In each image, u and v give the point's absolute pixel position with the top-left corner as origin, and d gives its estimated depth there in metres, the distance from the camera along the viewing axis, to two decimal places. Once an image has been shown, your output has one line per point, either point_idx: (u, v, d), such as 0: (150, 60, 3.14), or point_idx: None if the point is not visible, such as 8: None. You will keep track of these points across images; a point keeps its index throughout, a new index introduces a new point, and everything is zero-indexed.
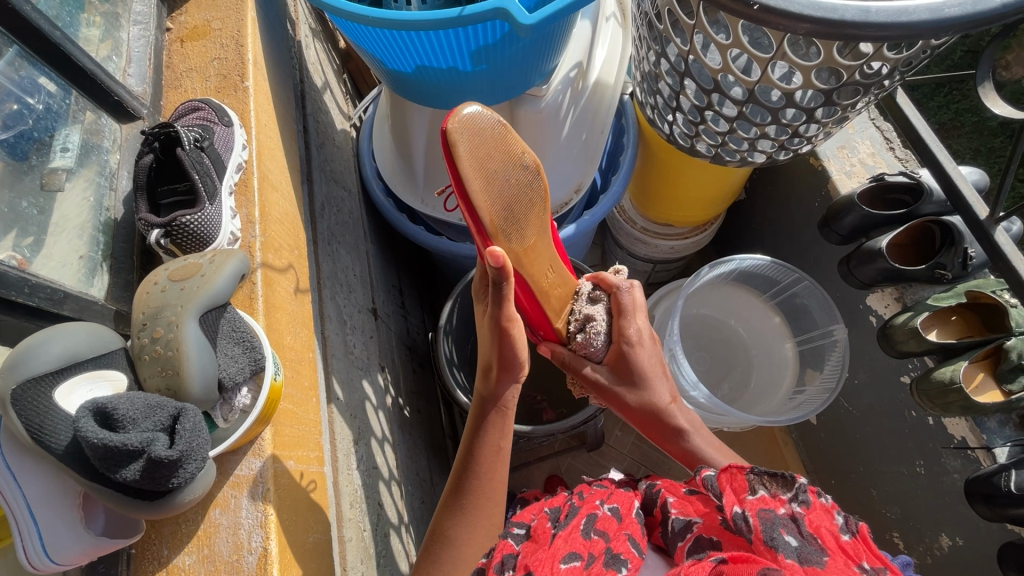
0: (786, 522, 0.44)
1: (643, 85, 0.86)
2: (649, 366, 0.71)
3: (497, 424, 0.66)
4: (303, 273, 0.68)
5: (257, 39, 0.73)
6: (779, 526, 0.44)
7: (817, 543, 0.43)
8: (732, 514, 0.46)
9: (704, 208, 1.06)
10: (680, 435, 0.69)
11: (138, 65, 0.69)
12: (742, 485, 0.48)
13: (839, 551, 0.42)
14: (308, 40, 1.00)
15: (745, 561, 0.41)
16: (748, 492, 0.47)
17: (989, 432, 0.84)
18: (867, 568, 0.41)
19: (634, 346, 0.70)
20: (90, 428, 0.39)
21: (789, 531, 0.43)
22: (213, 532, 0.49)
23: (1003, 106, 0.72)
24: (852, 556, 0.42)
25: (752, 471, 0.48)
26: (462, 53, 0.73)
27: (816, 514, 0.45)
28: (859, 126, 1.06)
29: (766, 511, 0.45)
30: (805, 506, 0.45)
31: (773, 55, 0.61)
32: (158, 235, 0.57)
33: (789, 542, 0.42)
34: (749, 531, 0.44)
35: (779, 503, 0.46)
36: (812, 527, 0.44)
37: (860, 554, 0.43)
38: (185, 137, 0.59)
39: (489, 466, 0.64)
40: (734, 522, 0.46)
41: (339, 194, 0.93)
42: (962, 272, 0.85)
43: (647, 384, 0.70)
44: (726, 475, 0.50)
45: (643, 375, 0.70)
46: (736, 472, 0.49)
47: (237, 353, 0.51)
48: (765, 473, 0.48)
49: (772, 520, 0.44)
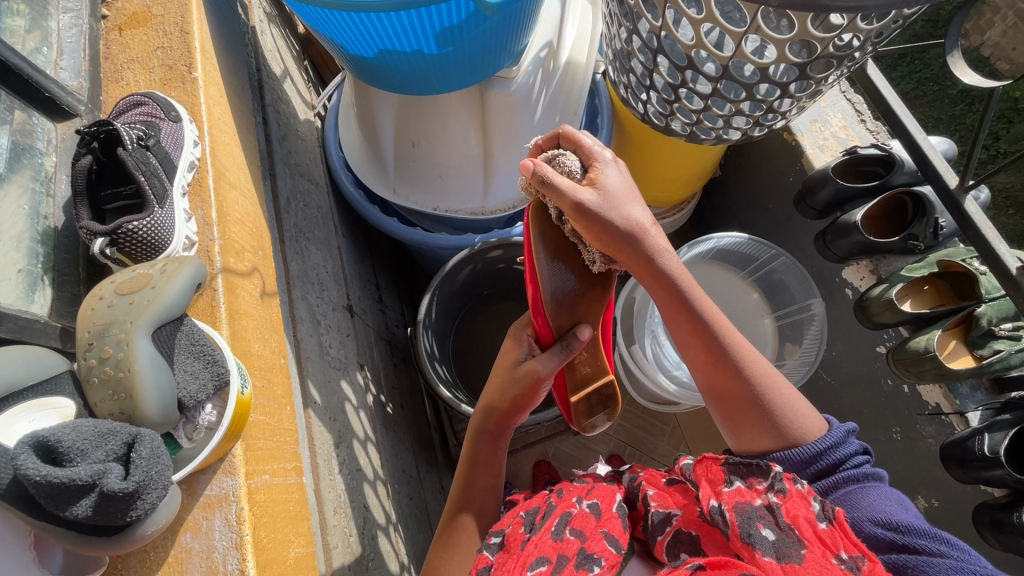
0: (762, 514, 0.43)
1: (615, 63, 0.83)
2: (628, 185, 0.55)
3: (487, 460, 0.64)
4: (269, 275, 0.65)
5: (204, 26, 0.68)
6: (755, 519, 0.43)
7: (794, 534, 0.41)
8: (709, 508, 0.45)
9: (681, 186, 1.05)
10: (664, 263, 0.54)
11: (71, 57, 0.64)
12: (718, 476, 0.48)
13: (815, 541, 0.40)
14: (264, 26, 0.95)
15: (722, 566, 0.41)
16: (724, 484, 0.47)
17: (962, 397, 0.86)
18: (846, 559, 0.39)
19: (610, 162, 0.56)
20: (31, 465, 0.36)
21: (766, 523, 0.42)
22: (185, 558, 0.47)
23: (972, 74, 0.72)
24: (829, 546, 0.40)
25: (728, 463, 0.49)
26: (427, 35, 0.70)
27: (792, 503, 0.43)
28: (830, 100, 1.06)
29: (742, 504, 0.44)
30: (780, 495, 0.44)
31: (747, 28, 0.60)
32: (102, 244, 0.52)
33: (766, 537, 0.41)
34: (726, 525, 0.43)
35: (755, 493, 0.45)
36: (788, 516, 0.42)
37: (837, 543, 0.40)
38: (127, 135, 0.55)
39: (478, 489, 0.62)
40: (711, 516, 0.45)
41: (305, 188, 0.89)
42: (934, 241, 0.86)
43: (622, 202, 0.53)
44: (702, 467, 0.50)
45: (621, 197, 0.54)
46: (710, 463, 0.49)
47: (198, 369, 0.48)
48: (741, 465, 0.49)
49: (748, 514, 0.43)
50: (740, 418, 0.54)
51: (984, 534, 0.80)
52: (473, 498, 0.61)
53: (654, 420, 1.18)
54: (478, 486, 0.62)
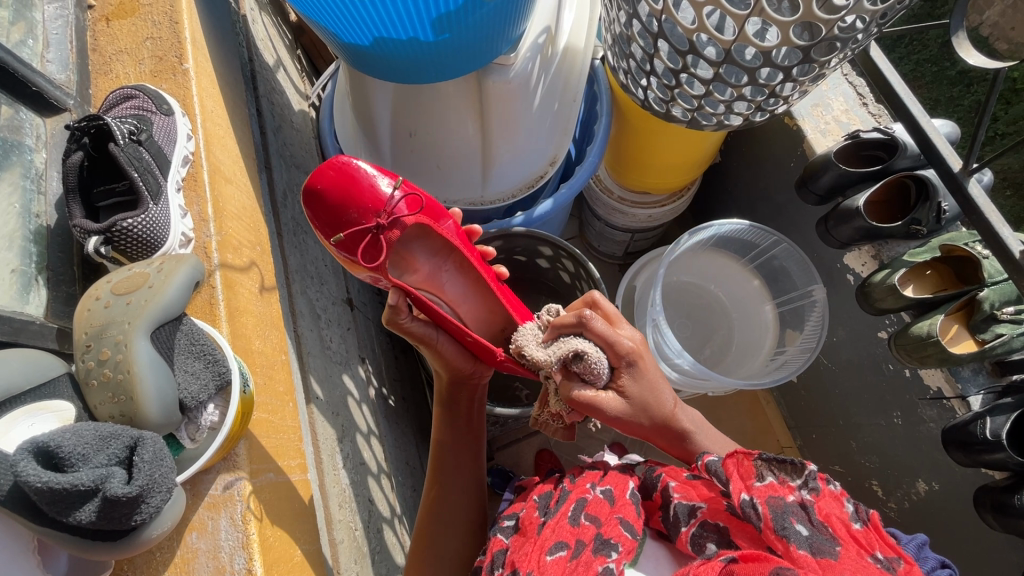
0: (796, 509, 0.43)
1: (614, 48, 0.82)
2: (656, 375, 0.60)
3: (456, 462, 0.66)
4: (268, 270, 0.64)
5: (194, 15, 0.66)
6: (789, 514, 0.42)
7: (828, 531, 0.42)
8: (740, 501, 0.45)
9: (681, 173, 1.04)
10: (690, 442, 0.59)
11: (58, 49, 0.62)
12: (748, 471, 0.47)
13: (850, 541, 0.41)
14: (255, 14, 0.92)
15: (756, 559, 0.39)
16: (755, 479, 0.46)
17: (965, 381, 0.86)
18: (881, 559, 0.40)
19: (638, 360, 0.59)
20: (32, 471, 0.35)
21: (799, 518, 0.42)
22: (191, 558, 0.47)
23: (977, 55, 0.72)
24: (863, 546, 0.41)
25: (759, 457, 0.47)
26: (423, 21, 0.68)
27: (825, 502, 0.43)
28: (831, 83, 1.04)
29: (775, 498, 0.44)
30: (814, 493, 0.44)
31: (750, 11, 0.58)
32: (96, 243, 0.52)
33: (800, 531, 0.41)
34: (759, 518, 0.43)
35: (788, 490, 0.45)
36: (821, 514, 0.43)
37: (872, 543, 0.41)
38: (118, 130, 0.55)
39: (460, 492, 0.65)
40: (742, 509, 0.45)
41: (301, 180, 0.87)
42: (937, 226, 0.85)
43: (655, 395, 0.58)
44: (733, 461, 0.49)
45: (653, 393, 0.58)
46: (742, 458, 0.48)
47: (199, 369, 0.47)
48: (773, 458, 0.46)
49: (782, 508, 0.43)
50: None
51: (985, 517, 0.80)
52: (453, 485, 0.65)
53: None
54: (460, 474, 0.66)
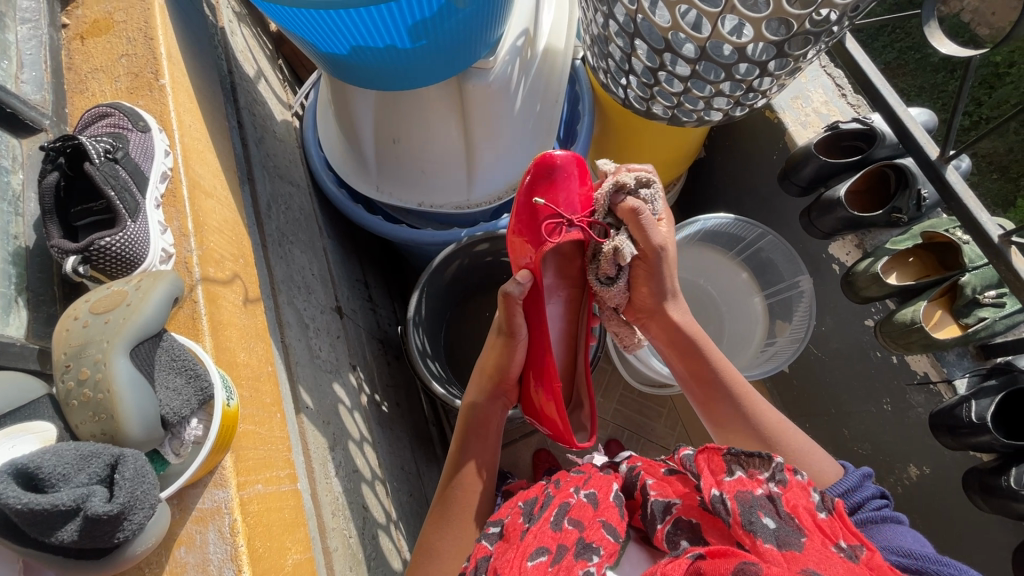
0: (763, 502, 0.43)
1: (593, 49, 0.82)
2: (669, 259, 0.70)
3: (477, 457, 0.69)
4: (251, 282, 0.64)
5: (169, 31, 0.67)
6: (757, 508, 0.43)
7: (795, 523, 0.42)
8: (710, 496, 0.45)
9: (664, 169, 1.04)
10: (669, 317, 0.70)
11: (32, 69, 0.62)
12: (719, 466, 0.48)
13: (815, 530, 0.42)
14: (234, 26, 0.93)
15: (723, 556, 0.39)
16: (725, 474, 0.47)
17: (950, 365, 0.86)
18: (844, 547, 0.41)
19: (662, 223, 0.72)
20: (11, 493, 0.35)
21: (767, 512, 0.43)
22: (181, 571, 0.48)
23: (948, 44, 0.72)
24: (829, 535, 0.42)
25: (729, 453, 0.48)
26: (399, 29, 0.69)
27: (793, 493, 0.44)
28: (810, 75, 1.05)
29: (744, 492, 0.44)
30: (781, 485, 0.45)
31: (722, 8, 0.59)
32: (74, 262, 0.52)
33: (767, 525, 0.42)
34: (728, 514, 0.44)
35: (757, 483, 0.45)
36: (788, 506, 0.43)
37: (836, 532, 0.42)
38: (93, 149, 0.55)
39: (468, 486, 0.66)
40: (712, 504, 0.45)
41: (286, 190, 0.87)
42: (917, 213, 0.86)
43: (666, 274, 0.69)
44: (704, 457, 0.50)
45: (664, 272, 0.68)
46: (713, 454, 0.49)
47: (181, 384, 0.48)
48: (742, 453, 0.48)
49: (749, 502, 0.44)
50: (713, 403, 0.66)
51: (974, 498, 0.81)
52: (468, 472, 0.67)
53: (650, 404, 1.18)
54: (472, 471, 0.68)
